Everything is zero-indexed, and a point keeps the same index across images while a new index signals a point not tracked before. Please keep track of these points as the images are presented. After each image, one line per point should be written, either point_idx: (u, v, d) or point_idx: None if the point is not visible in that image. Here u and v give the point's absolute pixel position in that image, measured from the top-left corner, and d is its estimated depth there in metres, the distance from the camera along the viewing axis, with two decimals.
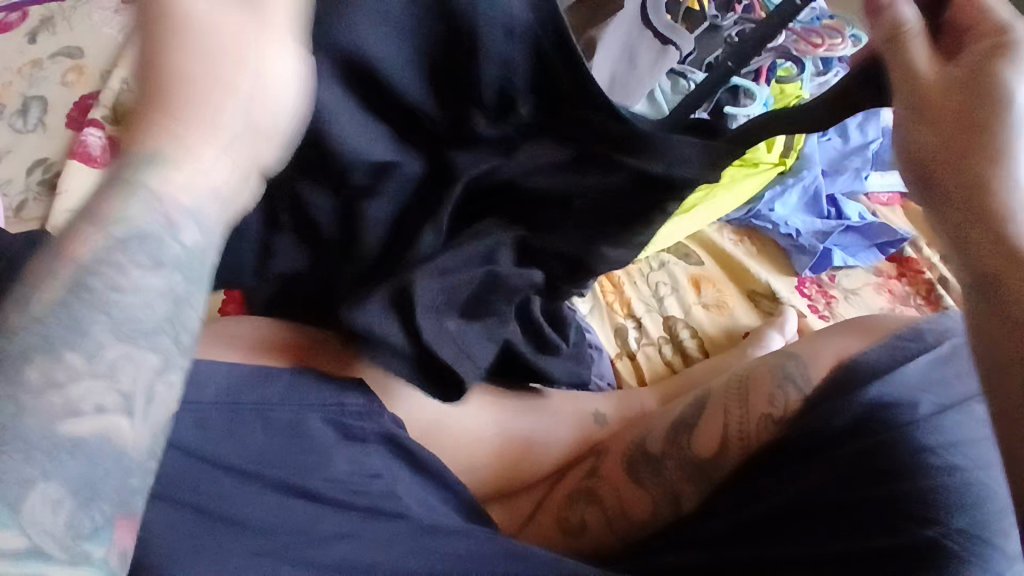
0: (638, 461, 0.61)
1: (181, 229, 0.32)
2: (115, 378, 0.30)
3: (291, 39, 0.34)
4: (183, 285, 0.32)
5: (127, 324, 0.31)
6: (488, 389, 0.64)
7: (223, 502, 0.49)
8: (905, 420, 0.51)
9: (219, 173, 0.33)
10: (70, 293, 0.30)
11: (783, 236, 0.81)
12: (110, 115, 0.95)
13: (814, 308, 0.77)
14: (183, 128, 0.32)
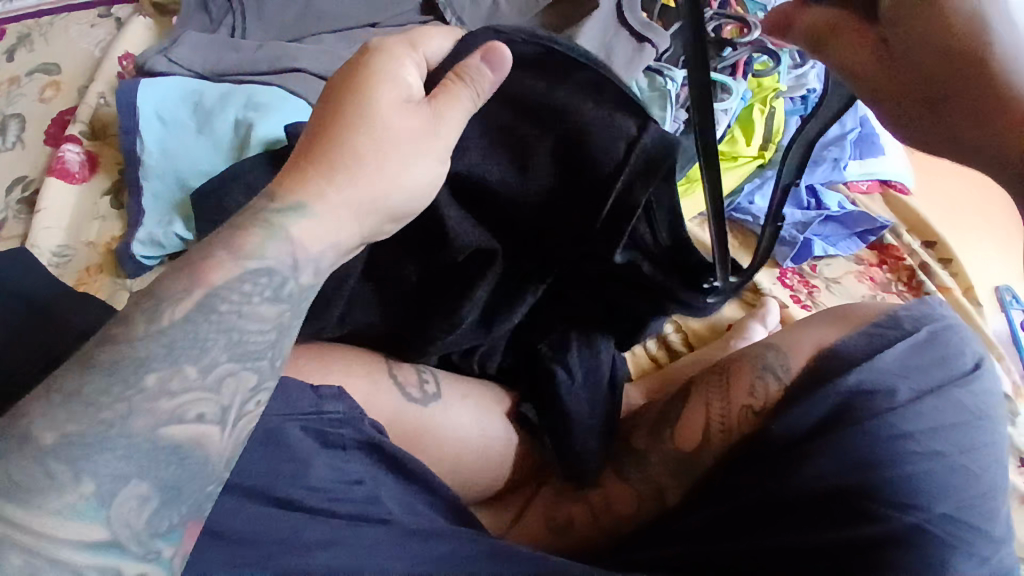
0: (622, 456, 0.61)
1: (300, 273, 0.43)
2: (217, 392, 0.39)
3: (433, 161, 0.48)
4: (287, 318, 0.43)
5: (238, 347, 0.40)
6: (475, 393, 0.65)
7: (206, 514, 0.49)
8: (883, 408, 0.51)
9: (348, 233, 0.45)
10: (194, 311, 0.39)
11: None
12: (88, 130, 0.95)
13: (796, 298, 0.76)
14: (331, 193, 0.44)
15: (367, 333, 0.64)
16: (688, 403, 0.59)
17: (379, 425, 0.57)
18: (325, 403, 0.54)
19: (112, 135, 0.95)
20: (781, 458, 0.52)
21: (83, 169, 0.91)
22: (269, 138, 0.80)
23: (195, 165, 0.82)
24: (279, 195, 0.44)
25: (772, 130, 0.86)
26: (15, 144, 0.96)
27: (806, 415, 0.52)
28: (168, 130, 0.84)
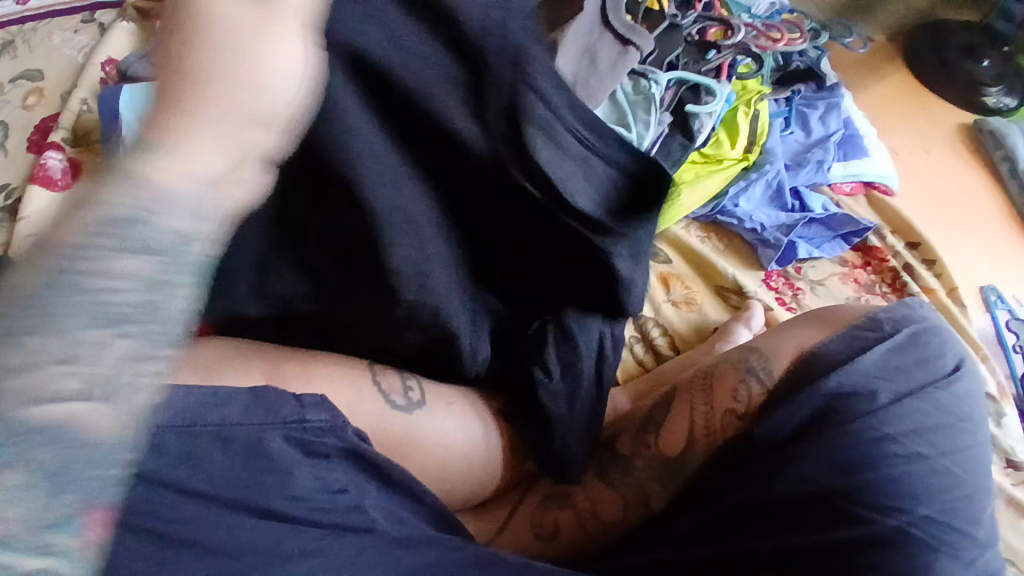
0: (608, 461, 0.62)
1: (162, 215, 0.31)
2: (80, 363, 0.29)
3: (298, 38, 0.33)
4: (168, 270, 0.31)
5: (104, 307, 0.29)
6: (460, 400, 0.65)
7: (184, 528, 0.48)
8: (864, 410, 0.51)
9: (218, 164, 0.32)
10: (42, 282, 0.29)
11: (748, 231, 0.81)
12: (71, 138, 0.94)
13: (781, 300, 0.77)
14: (177, 126, 0.32)
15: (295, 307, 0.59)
16: (672, 407, 0.60)
17: (363, 432, 0.57)
18: (307, 412, 0.54)
19: (94, 141, 0.94)
20: (762, 459, 0.52)
21: (66, 178, 0.90)
22: None
23: None
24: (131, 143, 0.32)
25: (755, 133, 0.86)
26: None
27: (788, 419, 0.52)
28: None
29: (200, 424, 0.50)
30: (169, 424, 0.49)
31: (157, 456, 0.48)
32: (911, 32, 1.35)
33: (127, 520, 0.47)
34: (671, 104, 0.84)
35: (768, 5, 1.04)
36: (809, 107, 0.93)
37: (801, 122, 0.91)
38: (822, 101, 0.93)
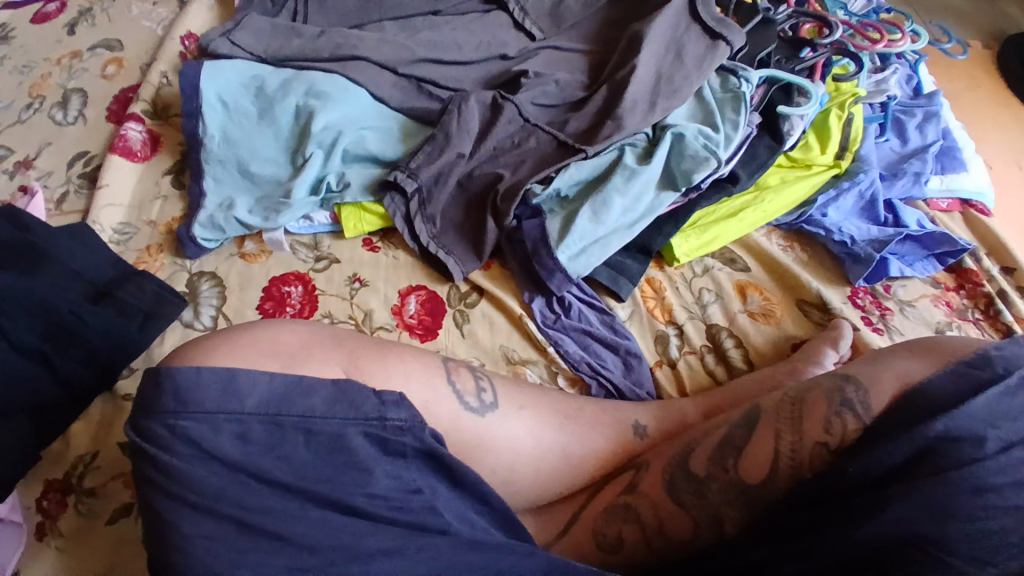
0: (679, 478, 0.60)
1: None
2: None
3: None
4: None
5: None
6: (530, 404, 0.65)
7: (266, 516, 0.50)
8: (968, 458, 0.48)
9: None
10: None
11: (836, 243, 0.77)
12: (150, 110, 0.96)
13: (867, 319, 0.73)
14: None
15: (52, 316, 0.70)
16: (755, 431, 0.59)
17: (438, 435, 0.58)
18: (388, 411, 0.55)
19: (173, 115, 0.97)
20: (855, 499, 0.52)
21: (145, 149, 0.93)
22: (327, 140, 0.85)
23: (258, 152, 0.87)
24: None
25: (848, 137, 0.81)
26: (78, 119, 0.98)
27: (881, 458, 0.51)
28: (231, 116, 0.89)
29: (284, 414, 0.52)
30: (255, 412, 0.52)
31: (242, 443, 0.51)
32: (1011, 38, 1.27)
33: (217, 506, 0.50)
34: (760, 104, 0.81)
35: (865, 3, 1.00)
36: (905, 113, 0.89)
37: (896, 130, 0.87)
38: (918, 109, 0.89)
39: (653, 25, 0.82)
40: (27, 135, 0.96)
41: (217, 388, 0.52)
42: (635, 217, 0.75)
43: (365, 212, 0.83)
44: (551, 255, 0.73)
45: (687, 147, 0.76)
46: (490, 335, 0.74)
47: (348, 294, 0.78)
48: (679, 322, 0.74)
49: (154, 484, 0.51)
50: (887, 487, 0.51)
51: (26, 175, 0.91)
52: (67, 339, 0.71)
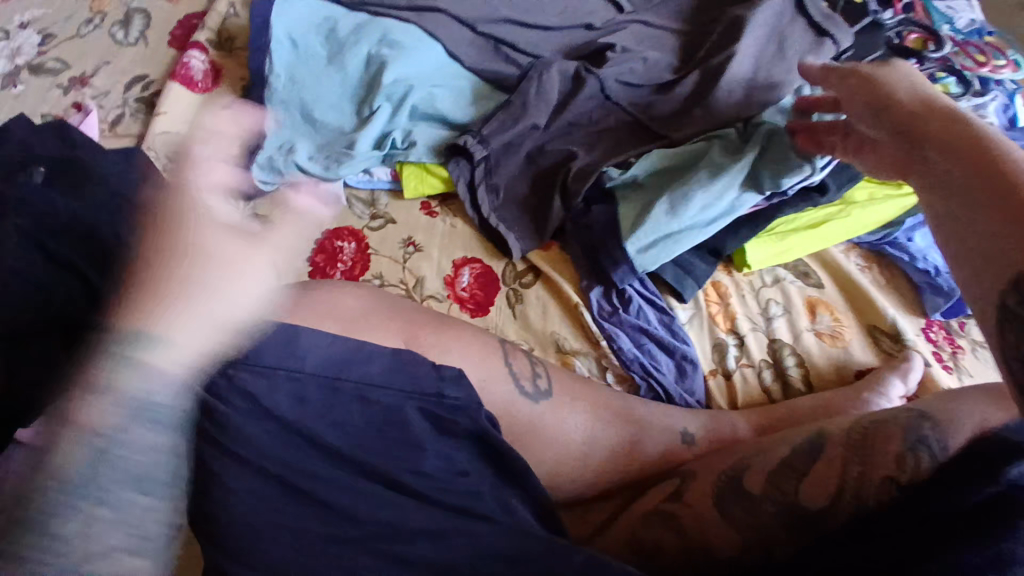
0: (729, 493, 0.59)
1: (150, 421, 0.42)
2: (135, 527, 0.41)
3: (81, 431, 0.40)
4: (171, 445, 0.43)
5: (91, 505, 0.40)
6: (580, 394, 0.64)
7: (314, 482, 0.49)
8: None
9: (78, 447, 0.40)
10: (93, 466, 0.40)
11: (918, 271, 0.74)
12: (214, 41, 0.93)
13: (938, 355, 0.70)
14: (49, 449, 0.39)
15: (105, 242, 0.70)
16: (820, 459, 0.58)
17: (494, 418, 0.56)
18: (446, 387, 0.54)
19: (237, 48, 0.94)
20: (918, 531, 0.48)
21: (206, 80, 0.90)
22: (395, 93, 0.82)
23: (323, 97, 0.84)
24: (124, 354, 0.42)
25: None
26: (139, 41, 0.95)
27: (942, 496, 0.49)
28: (300, 56, 0.86)
29: (342, 380, 0.52)
30: (313, 372, 0.52)
31: (299, 404, 0.51)
32: None
33: (263, 463, 0.49)
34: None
35: (969, 22, 0.93)
36: None
37: None
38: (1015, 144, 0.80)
39: (758, 11, 0.82)
40: (86, 52, 0.94)
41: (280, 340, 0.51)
42: (712, 216, 0.72)
43: (429, 174, 0.80)
44: (620, 246, 0.72)
45: (783, 148, 0.72)
46: (542, 319, 0.72)
47: (400, 258, 0.76)
48: (741, 332, 0.71)
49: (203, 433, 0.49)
50: (939, 520, 0.48)
51: (82, 92, 0.89)
52: (105, 258, 0.69)
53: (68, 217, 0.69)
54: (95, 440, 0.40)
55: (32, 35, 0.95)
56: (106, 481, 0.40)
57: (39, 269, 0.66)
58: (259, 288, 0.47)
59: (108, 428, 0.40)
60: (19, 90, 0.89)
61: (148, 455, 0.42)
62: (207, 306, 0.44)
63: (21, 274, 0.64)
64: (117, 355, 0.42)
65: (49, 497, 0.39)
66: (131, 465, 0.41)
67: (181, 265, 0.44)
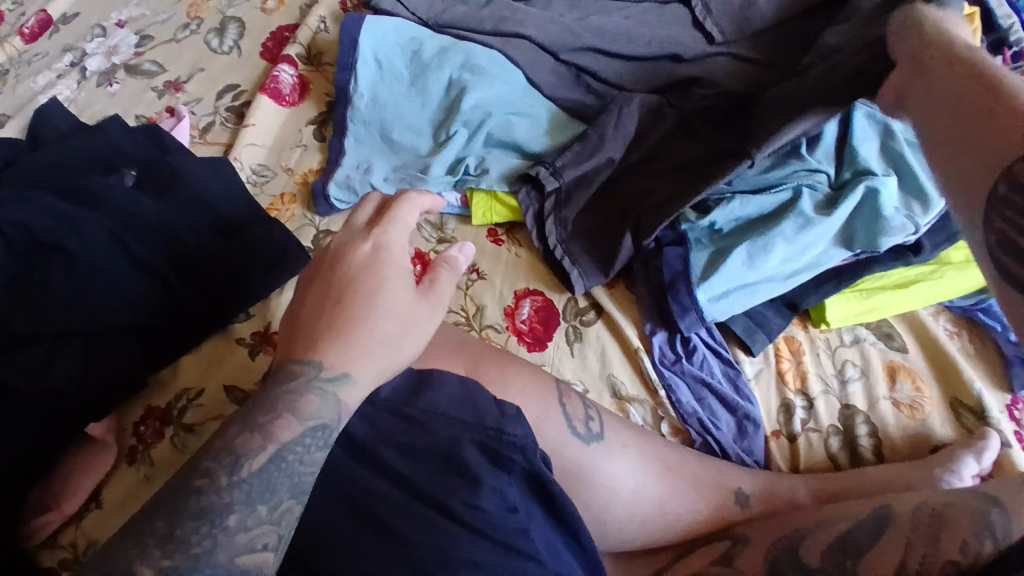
0: (787, 567, 0.55)
1: (320, 424, 0.44)
2: (280, 525, 0.42)
3: (260, 435, 0.42)
4: (327, 444, 0.44)
5: (256, 500, 0.41)
6: (631, 442, 0.62)
7: (371, 505, 0.51)
8: None
9: (254, 446, 0.42)
10: (268, 463, 0.42)
11: (1009, 342, 0.69)
12: (304, 55, 0.96)
13: (1020, 436, 0.65)
14: (224, 453, 0.42)
15: (185, 248, 0.73)
16: (883, 539, 0.54)
17: (548, 460, 0.56)
18: (505, 423, 0.54)
19: (325, 63, 0.97)
20: None
21: (294, 94, 0.93)
22: (474, 120, 0.83)
23: (403, 119, 0.86)
24: (306, 366, 0.44)
25: None
26: (232, 49, 0.99)
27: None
28: (384, 75, 0.88)
29: (409, 407, 0.55)
30: (386, 402, 0.56)
31: (369, 428, 0.55)
32: None
33: None
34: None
35: None
36: None
37: None
38: None
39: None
40: (181, 57, 0.98)
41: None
42: (790, 270, 0.70)
43: (497, 203, 0.81)
44: (689, 293, 0.70)
45: (886, 206, 0.69)
46: (601, 361, 0.71)
47: (463, 284, 0.76)
48: (811, 394, 0.68)
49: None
50: None
51: (175, 97, 0.93)
52: (185, 265, 0.73)
53: (153, 223, 0.73)
54: (277, 451, 0.42)
55: (130, 36, 1.01)
56: (278, 485, 0.42)
57: (125, 272, 0.69)
58: (424, 324, 0.49)
59: (287, 442, 0.43)
60: (117, 89, 0.94)
61: (314, 470, 0.43)
62: (385, 339, 0.46)
63: (104, 274, 0.68)
64: (311, 383, 0.44)
65: (215, 493, 0.40)
66: (300, 476, 0.43)
67: (364, 300, 0.46)
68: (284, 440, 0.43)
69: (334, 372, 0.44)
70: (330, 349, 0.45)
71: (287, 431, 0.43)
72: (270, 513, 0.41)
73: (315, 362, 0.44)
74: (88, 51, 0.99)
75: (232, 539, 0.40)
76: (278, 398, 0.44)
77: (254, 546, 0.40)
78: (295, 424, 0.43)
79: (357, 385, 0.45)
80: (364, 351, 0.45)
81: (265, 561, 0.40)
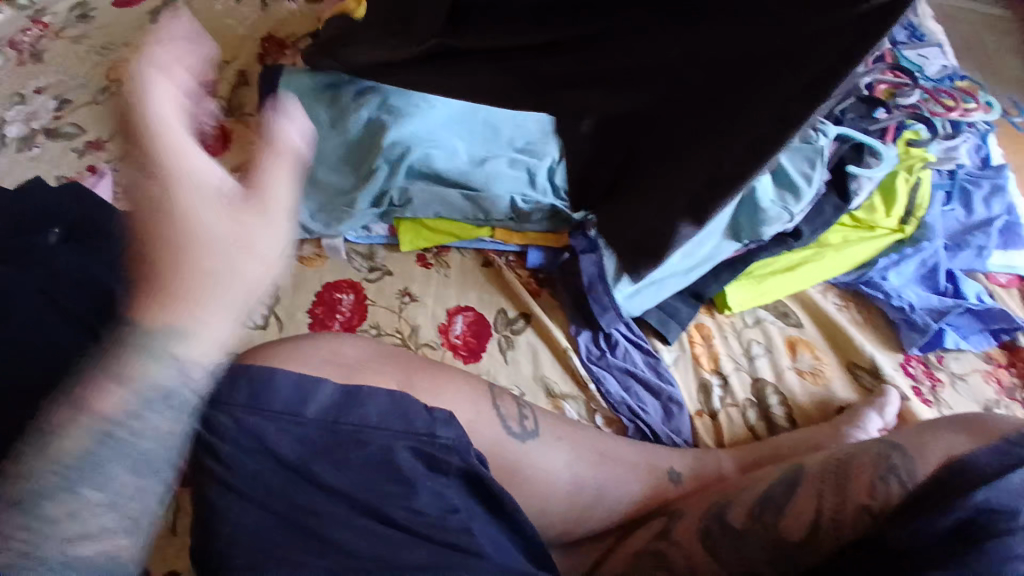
0: (716, 534, 0.59)
1: (152, 394, 0.40)
2: (121, 509, 0.40)
3: (89, 408, 0.39)
4: (173, 412, 0.41)
5: (84, 486, 0.39)
6: (562, 433, 0.66)
7: (313, 518, 0.53)
8: (1003, 529, 0.48)
9: (78, 425, 0.39)
10: (93, 444, 0.39)
11: (894, 309, 0.77)
12: (225, 107, 1.00)
13: (917, 391, 0.73)
14: (50, 434, 0.39)
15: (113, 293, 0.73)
16: (797, 491, 0.60)
17: (482, 458, 0.59)
18: (438, 428, 0.57)
19: (246, 114, 1.00)
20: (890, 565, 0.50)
21: (217, 144, 0.96)
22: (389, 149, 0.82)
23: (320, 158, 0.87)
24: (129, 322, 0.39)
25: (914, 204, 0.82)
26: None
27: (916, 531, 0.50)
28: None
29: (341, 423, 0.56)
30: (316, 420, 0.56)
31: (301, 446, 0.55)
32: None
33: (261, 498, 0.53)
34: (831, 160, 0.81)
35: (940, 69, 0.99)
36: (973, 184, 0.87)
37: (963, 200, 0.86)
38: (986, 181, 0.88)
39: None
40: (102, 117, 1.00)
41: (297, 390, 0.57)
42: (691, 263, 0.76)
43: (424, 229, 0.84)
44: (607, 292, 0.76)
45: (764, 200, 0.74)
46: (533, 365, 0.75)
47: (397, 307, 0.79)
48: (724, 372, 0.74)
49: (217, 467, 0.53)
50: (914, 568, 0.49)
51: (97, 156, 0.95)
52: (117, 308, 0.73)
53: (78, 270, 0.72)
54: (91, 424, 0.39)
55: (49, 100, 1.02)
56: (113, 465, 0.39)
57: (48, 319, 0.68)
58: (284, 217, 0.42)
59: (116, 413, 0.39)
60: (35, 152, 0.95)
61: (156, 440, 0.40)
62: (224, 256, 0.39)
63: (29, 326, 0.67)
64: (137, 346, 0.39)
65: (27, 479, 0.38)
66: (141, 450, 0.40)
67: (167, 225, 0.37)
68: (110, 412, 0.39)
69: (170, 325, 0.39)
70: (155, 303, 0.39)
71: (114, 401, 0.39)
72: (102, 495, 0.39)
73: (138, 317, 0.39)
74: (5, 117, 1.00)
75: (65, 529, 0.38)
76: (108, 363, 0.40)
77: (93, 532, 0.39)
78: (124, 392, 0.39)
79: (192, 331, 0.40)
80: (192, 297, 0.39)
81: (123, 547, 0.40)
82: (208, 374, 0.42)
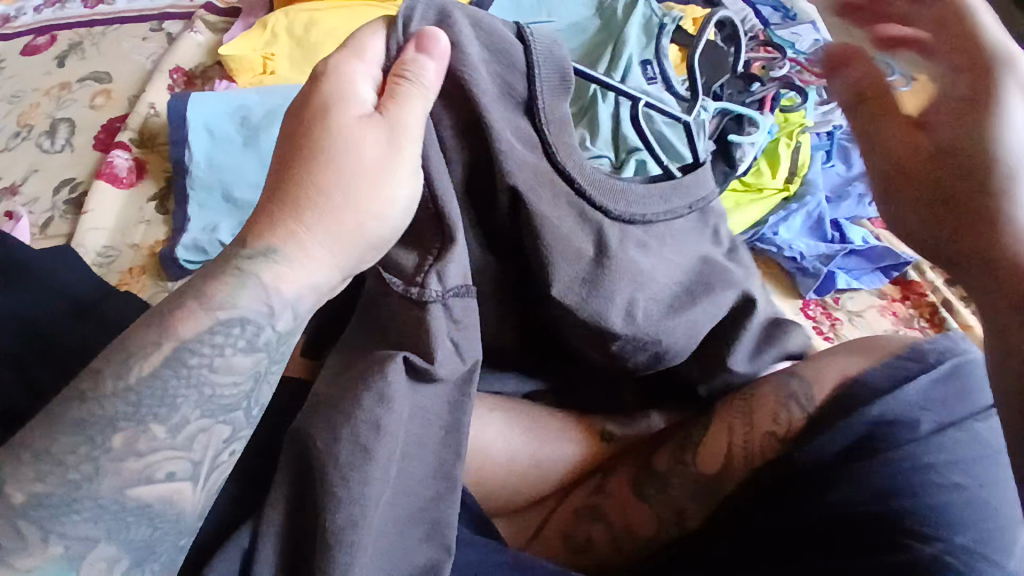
0: (645, 480, 0.64)
1: (278, 319, 0.43)
2: (189, 450, 0.40)
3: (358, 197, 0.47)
4: (266, 364, 0.43)
5: (212, 401, 0.40)
6: (495, 405, 0.67)
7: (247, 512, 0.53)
8: (905, 438, 0.56)
9: (325, 274, 0.45)
10: (166, 367, 0.40)
11: (788, 259, 0.88)
12: (136, 138, 0.99)
13: (820, 329, 0.84)
14: (301, 234, 0.44)
15: None
16: (709, 427, 0.63)
17: None
18: None
19: (160, 144, 0.99)
20: (807, 483, 0.56)
21: (131, 175, 0.96)
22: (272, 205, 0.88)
23: (241, 179, 0.90)
24: (249, 241, 0.44)
25: (797, 165, 0.94)
26: (66, 147, 1.01)
27: (826, 446, 0.57)
28: (215, 142, 0.92)
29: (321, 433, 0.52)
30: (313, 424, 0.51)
31: None
32: None
33: None
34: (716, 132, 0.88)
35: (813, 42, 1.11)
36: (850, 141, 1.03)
37: (841, 157, 1.02)
38: None
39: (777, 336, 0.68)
40: (14, 163, 1.00)
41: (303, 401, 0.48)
42: None
43: None
44: None
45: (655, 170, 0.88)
46: None
47: None
48: None
49: (248, 482, 0.54)
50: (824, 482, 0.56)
51: (13, 201, 0.95)
52: None
53: None
54: (176, 350, 0.40)
55: None
56: (178, 396, 0.40)
57: None
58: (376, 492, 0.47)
59: (188, 339, 0.40)
60: None
61: (234, 381, 0.41)
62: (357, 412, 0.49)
63: None
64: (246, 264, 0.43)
65: (188, 370, 0.40)
66: (217, 391, 0.41)
67: (326, 167, 0.45)
68: (186, 335, 0.40)
69: (270, 250, 0.43)
70: (322, 184, 0.44)
71: (189, 326, 0.40)
72: (173, 439, 0.39)
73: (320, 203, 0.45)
74: None
75: (123, 465, 0.38)
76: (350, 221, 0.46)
77: (154, 475, 0.39)
78: (201, 316, 0.41)
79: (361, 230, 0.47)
80: (337, 189, 0.45)
81: (180, 488, 0.40)
82: (287, 324, 0.44)
